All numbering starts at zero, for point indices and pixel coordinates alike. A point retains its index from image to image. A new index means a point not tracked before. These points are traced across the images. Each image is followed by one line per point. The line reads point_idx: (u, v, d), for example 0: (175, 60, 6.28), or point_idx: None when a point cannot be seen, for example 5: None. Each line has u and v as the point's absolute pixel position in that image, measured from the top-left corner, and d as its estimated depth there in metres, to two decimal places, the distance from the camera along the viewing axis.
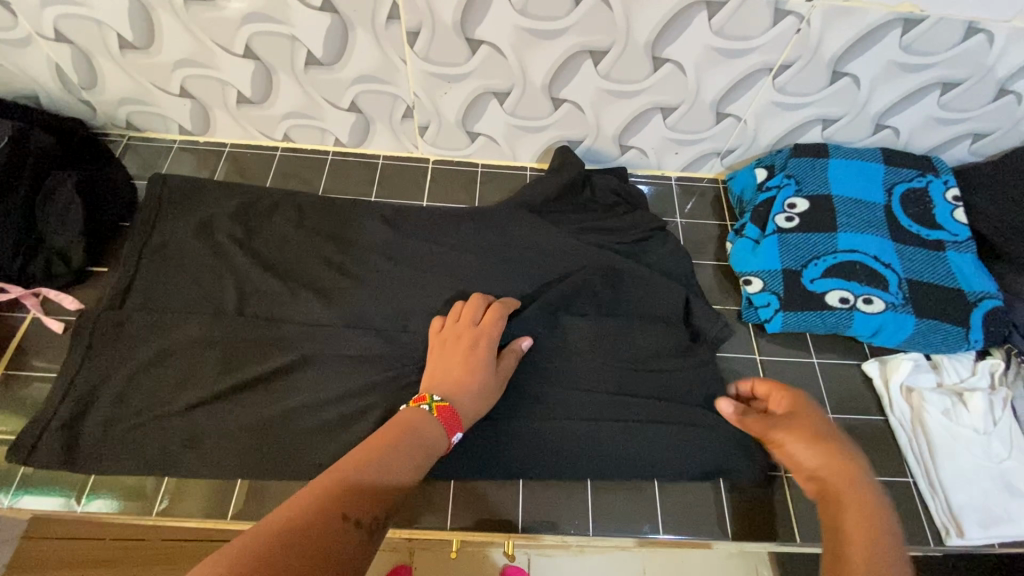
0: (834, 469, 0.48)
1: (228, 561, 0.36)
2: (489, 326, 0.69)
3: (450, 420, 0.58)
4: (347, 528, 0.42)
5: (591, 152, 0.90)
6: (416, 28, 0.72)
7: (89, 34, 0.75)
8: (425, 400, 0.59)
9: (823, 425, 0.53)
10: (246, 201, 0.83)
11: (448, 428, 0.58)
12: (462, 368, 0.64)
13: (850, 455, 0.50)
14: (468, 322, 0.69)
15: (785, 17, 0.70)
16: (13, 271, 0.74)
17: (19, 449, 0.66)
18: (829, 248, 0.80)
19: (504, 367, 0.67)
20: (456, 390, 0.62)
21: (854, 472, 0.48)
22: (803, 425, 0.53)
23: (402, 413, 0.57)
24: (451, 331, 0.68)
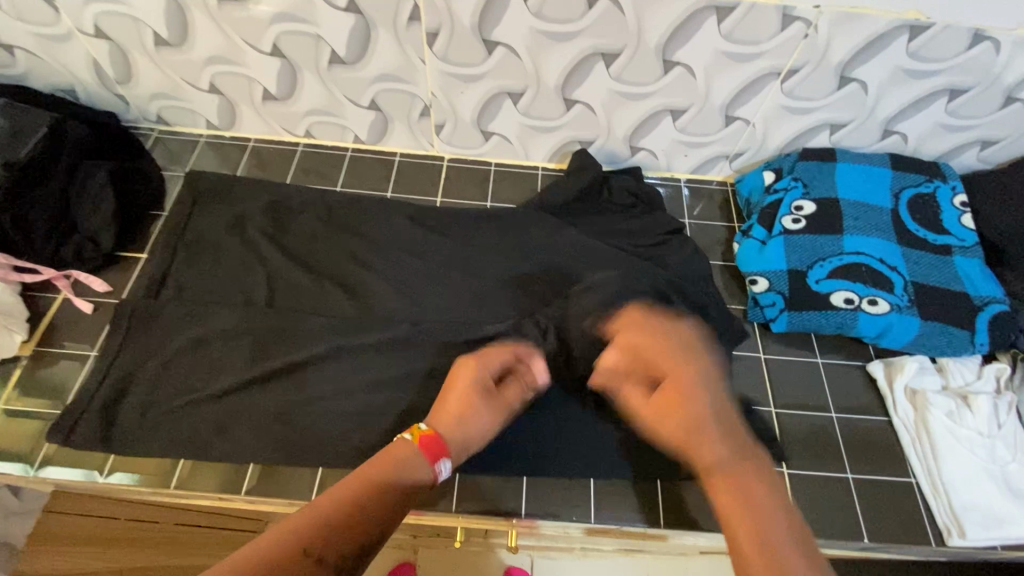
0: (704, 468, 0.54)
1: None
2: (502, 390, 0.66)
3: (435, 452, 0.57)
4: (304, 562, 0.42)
5: (602, 153, 0.93)
6: (435, 29, 0.75)
7: (127, 31, 0.79)
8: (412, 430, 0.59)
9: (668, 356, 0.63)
10: (275, 198, 0.87)
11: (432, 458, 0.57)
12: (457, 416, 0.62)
13: (704, 386, 0.60)
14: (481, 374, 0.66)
15: (792, 23, 0.72)
16: (47, 253, 0.78)
17: (62, 428, 0.69)
18: (834, 250, 0.82)
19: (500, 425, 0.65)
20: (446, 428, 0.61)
21: (705, 415, 0.57)
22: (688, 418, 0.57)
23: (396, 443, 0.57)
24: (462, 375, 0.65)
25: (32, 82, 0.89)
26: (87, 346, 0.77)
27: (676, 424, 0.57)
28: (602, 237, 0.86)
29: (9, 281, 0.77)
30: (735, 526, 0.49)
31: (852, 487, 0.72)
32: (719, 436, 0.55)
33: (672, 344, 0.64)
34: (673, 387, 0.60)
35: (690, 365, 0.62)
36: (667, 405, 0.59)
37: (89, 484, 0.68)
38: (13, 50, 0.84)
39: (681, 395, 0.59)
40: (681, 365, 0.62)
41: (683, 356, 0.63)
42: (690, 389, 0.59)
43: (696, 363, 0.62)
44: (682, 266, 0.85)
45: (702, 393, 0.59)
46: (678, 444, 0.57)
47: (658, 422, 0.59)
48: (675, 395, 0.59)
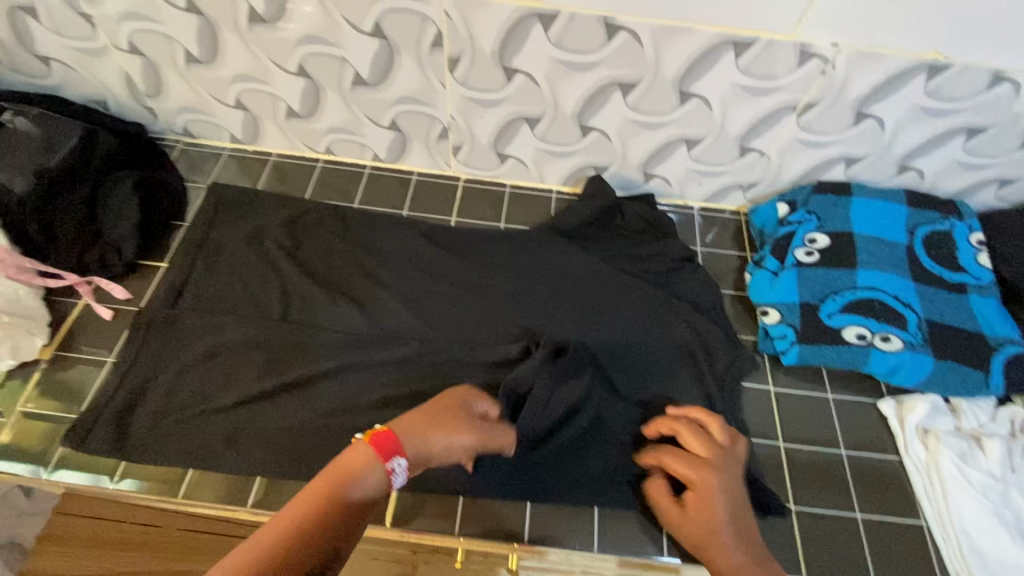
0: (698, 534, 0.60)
1: None
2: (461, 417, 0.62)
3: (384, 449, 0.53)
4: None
5: (617, 179, 0.93)
6: (457, 55, 0.77)
7: (160, 48, 0.82)
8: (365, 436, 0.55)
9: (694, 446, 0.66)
10: (294, 213, 0.88)
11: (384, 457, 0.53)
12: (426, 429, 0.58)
13: (719, 489, 0.61)
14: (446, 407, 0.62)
15: (810, 60, 0.72)
16: (71, 259, 0.80)
17: (78, 433, 0.71)
18: (848, 285, 0.81)
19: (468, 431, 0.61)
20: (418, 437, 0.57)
21: (721, 517, 0.60)
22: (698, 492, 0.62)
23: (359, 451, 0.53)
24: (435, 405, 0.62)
25: (66, 93, 0.92)
26: (104, 352, 0.78)
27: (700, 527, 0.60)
28: (614, 262, 0.87)
29: (33, 285, 0.79)
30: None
31: (860, 527, 0.71)
32: (733, 541, 0.58)
33: (698, 446, 0.66)
34: (694, 491, 0.62)
35: (710, 467, 0.63)
36: (690, 516, 0.61)
37: (98, 489, 0.69)
38: (49, 61, 0.87)
39: (701, 500, 0.62)
40: (703, 467, 0.63)
41: (705, 457, 0.64)
42: (709, 492, 0.61)
43: (714, 461, 0.64)
44: (693, 294, 0.85)
45: (716, 496, 0.61)
46: (693, 544, 0.61)
47: (682, 527, 0.62)
48: (693, 502, 0.62)
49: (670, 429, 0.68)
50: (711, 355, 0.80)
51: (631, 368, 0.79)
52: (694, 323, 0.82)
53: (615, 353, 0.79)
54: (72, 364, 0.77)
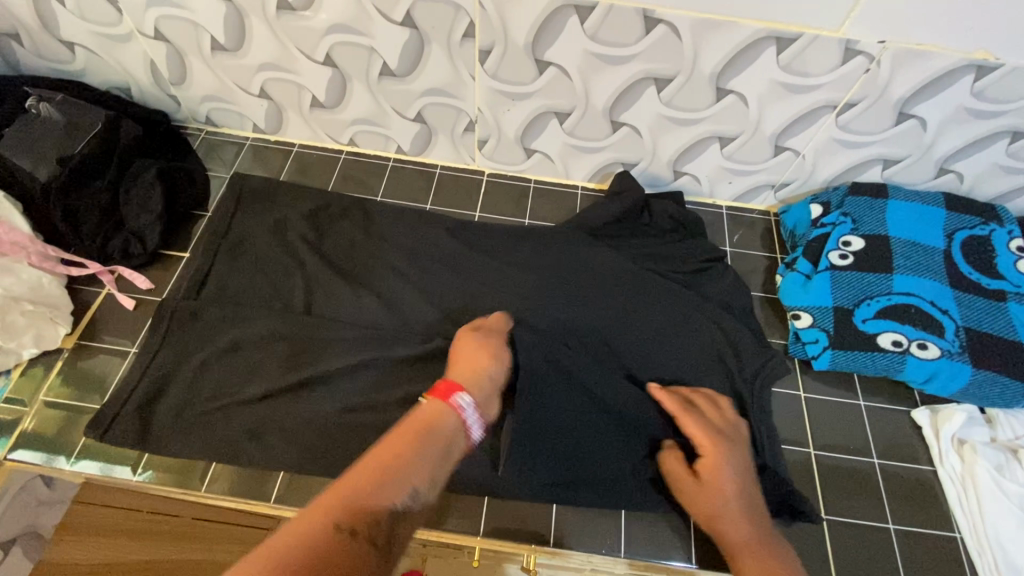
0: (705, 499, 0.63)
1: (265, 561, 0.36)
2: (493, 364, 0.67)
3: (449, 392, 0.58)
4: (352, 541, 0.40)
5: (645, 176, 0.92)
6: (489, 47, 0.75)
7: (186, 35, 0.81)
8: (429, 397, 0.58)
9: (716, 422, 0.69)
10: (317, 205, 0.87)
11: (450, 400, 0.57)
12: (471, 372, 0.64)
13: (728, 458, 0.65)
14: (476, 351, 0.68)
15: (854, 57, 0.70)
16: (94, 248, 0.80)
17: (100, 424, 0.70)
18: (883, 289, 0.79)
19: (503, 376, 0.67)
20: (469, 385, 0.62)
21: (731, 486, 0.63)
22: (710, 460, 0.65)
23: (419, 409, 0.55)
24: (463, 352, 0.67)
25: (89, 79, 0.91)
26: (126, 342, 0.77)
27: (705, 491, 0.64)
28: (641, 261, 0.85)
29: (56, 273, 0.78)
30: (736, 553, 0.57)
31: (892, 538, 0.70)
32: (742, 510, 0.61)
33: (712, 417, 0.69)
34: (706, 455, 0.66)
35: (722, 437, 0.67)
36: (700, 481, 0.65)
37: (121, 480, 0.69)
38: (73, 47, 0.86)
39: (711, 467, 0.65)
40: (716, 435, 0.67)
41: (716, 427, 0.68)
42: (719, 460, 0.65)
43: (726, 434, 0.68)
44: (722, 295, 0.84)
45: (725, 465, 0.65)
46: (702, 514, 0.63)
47: (690, 495, 0.65)
48: (704, 464, 0.65)
49: (693, 398, 0.72)
50: (740, 358, 0.78)
51: (658, 370, 0.77)
52: (722, 325, 0.80)
53: (643, 354, 0.78)
54: (94, 354, 0.76)
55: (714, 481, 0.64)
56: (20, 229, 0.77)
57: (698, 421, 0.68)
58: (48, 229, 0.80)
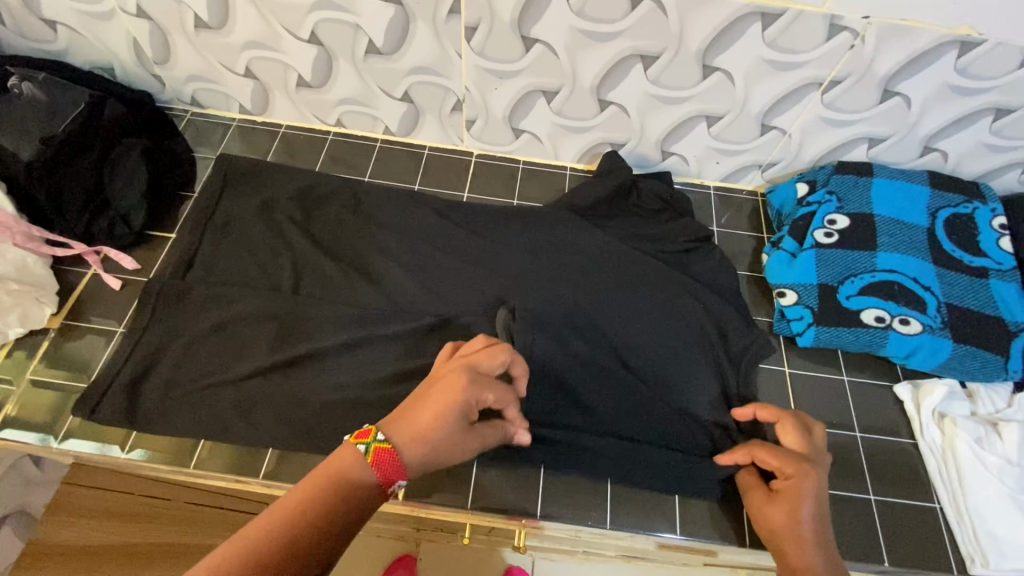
0: (780, 524, 0.59)
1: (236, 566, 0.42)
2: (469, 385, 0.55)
3: (386, 467, 0.49)
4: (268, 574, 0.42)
5: (633, 156, 0.92)
6: (475, 24, 0.74)
7: (169, 13, 0.80)
8: (366, 437, 0.50)
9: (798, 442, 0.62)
10: (304, 185, 0.87)
11: (385, 475, 0.49)
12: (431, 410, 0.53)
13: (814, 483, 0.59)
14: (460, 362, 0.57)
15: (839, 33, 0.70)
16: (79, 228, 0.79)
17: (88, 405, 0.70)
18: (867, 267, 0.80)
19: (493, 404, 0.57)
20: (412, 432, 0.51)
21: (808, 518, 0.58)
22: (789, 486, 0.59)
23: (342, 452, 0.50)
24: (443, 369, 0.57)
25: (72, 59, 0.90)
26: (113, 322, 0.77)
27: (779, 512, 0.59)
28: (629, 241, 0.85)
29: (41, 254, 0.78)
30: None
31: (874, 509, 0.71)
32: (817, 543, 0.56)
33: (793, 442, 0.62)
34: (789, 482, 0.60)
35: (805, 462, 0.60)
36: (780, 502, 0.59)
37: (110, 458, 0.69)
38: (55, 25, 0.85)
39: (792, 490, 0.59)
40: (799, 460, 0.60)
41: (800, 453, 0.61)
42: (804, 485, 0.59)
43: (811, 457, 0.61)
44: (709, 275, 0.84)
45: (810, 491, 0.59)
46: (772, 536, 0.59)
47: (761, 508, 0.61)
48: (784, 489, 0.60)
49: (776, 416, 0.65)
50: (726, 336, 0.79)
51: (644, 347, 0.78)
52: (709, 303, 0.81)
53: (629, 331, 0.79)
54: (80, 334, 0.76)
55: (791, 506, 0.59)
56: (2, 209, 0.76)
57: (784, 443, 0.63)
58: (32, 209, 0.79)
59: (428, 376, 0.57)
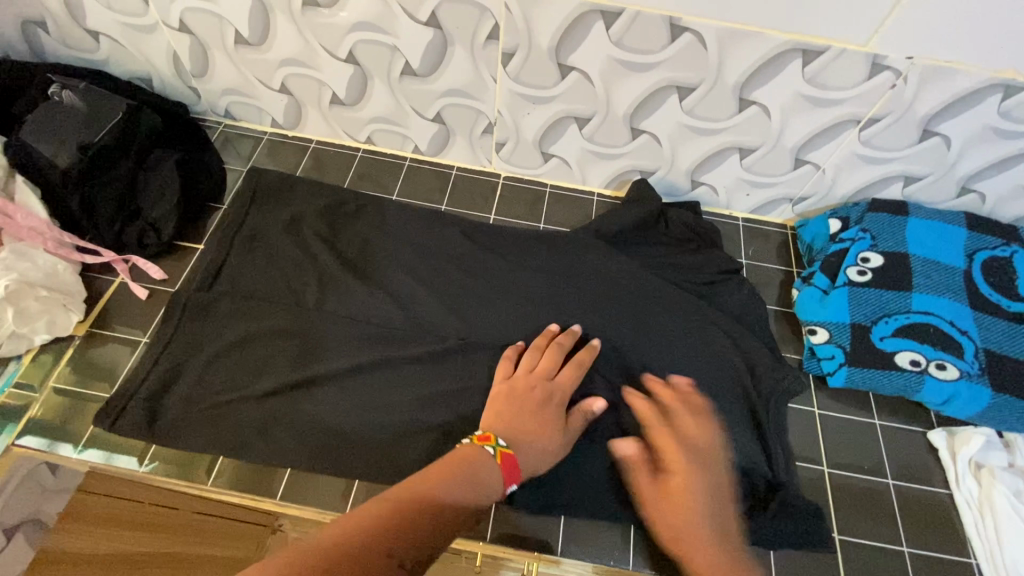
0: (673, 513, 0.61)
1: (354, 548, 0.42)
2: (564, 383, 0.69)
3: (510, 469, 0.59)
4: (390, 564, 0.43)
5: (662, 184, 0.91)
6: (512, 49, 0.74)
7: (210, 28, 0.80)
8: (489, 441, 0.60)
9: (698, 447, 0.66)
10: (333, 201, 0.87)
11: (506, 478, 0.59)
12: (534, 421, 0.65)
13: (695, 478, 0.62)
14: (543, 373, 0.69)
15: (881, 72, 0.69)
16: (110, 236, 0.80)
17: (111, 416, 0.69)
18: (902, 308, 0.78)
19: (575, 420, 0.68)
20: (519, 438, 0.63)
21: (697, 511, 0.60)
22: (671, 477, 0.63)
23: (463, 447, 0.58)
24: (521, 380, 0.69)
25: (112, 68, 0.91)
26: (138, 332, 0.77)
27: (660, 493, 0.63)
28: (657, 270, 0.84)
29: (71, 261, 0.78)
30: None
31: (906, 561, 0.69)
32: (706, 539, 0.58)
33: (701, 444, 0.67)
34: (677, 474, 0.63)
35: (699, 462, 0.64)
36: (666, 498, 0.62)
37: (128, 471, 0.68)
38: (98, 36, 0.86)
39: (678, 483, 0.62)
40: (693, 459, 0.64)
41: (699, 454, 0.65)
42: (690, 480, 0.62)
43: (705, 461, 0.65)
44: (738, 309, 0.83)
45: (689, 483, 0.62)
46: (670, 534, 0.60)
47: (654, 503, 0.63)
48: (672, 481, 0.63)
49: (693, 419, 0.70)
50: (756, 372, 0.77)
51: (671, 381, 0.76)
52: (739, 338, 0.79)
53: (655, 363, 0.77)
54: (105, 343, 0.75)
55: (677, 500, 0.61)
56: (37, 214, 0.77)
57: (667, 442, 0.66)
58: (66, 215, 0.80)
59: (509, 383, 0.69)
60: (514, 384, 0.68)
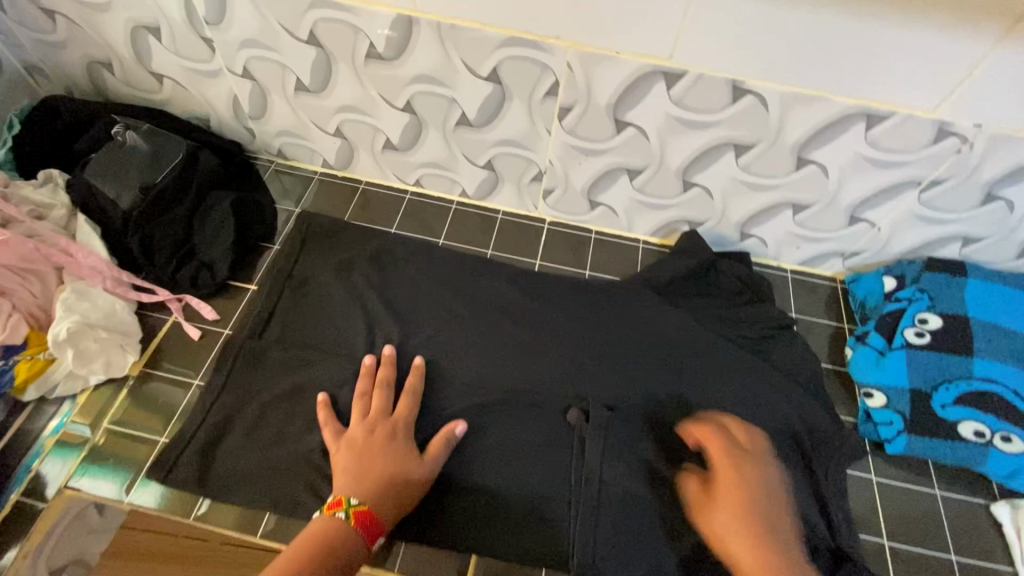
0: (729, 507, 0.60)
1: None
2: (401, 418, 0.70)
3: (368, 526, 0.58)
4: None
5: (710, 235, 0.91)
6: (571, 105, 0.75)
7: (272, 75, 0.82)
8: (341, 505, 0.59)
9: (750, 447, 0.66)
10: (382, 246, 0.88)
11: (369, 534, 0.58)
12: (385, 464, 0.64)
13: (754, 474, 0.63)
14: (380, 412, 0.70)
15: (947, 137, 0.68)
16: (166, 275, 0.81)
17: (164, 461, 0.69)
18: (963, 373, 0.76)
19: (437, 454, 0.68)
20: (381, 489, 0.62)
21: (750, 501, 0.60)
22: (727, 471, 0.63)
23: (316, 520, 0.57)
24: (375, 427, 0.68)
25: (171, 108, 0.94)
26: (190, 374, 0.77)
27: (729, 517, 0.59)
28: (707, 325, 0.83)
29: (128, 299, 0.79)
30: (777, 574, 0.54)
31: None
32: (770, 532, 0.57)
33: (745, 438, 0.68)
34: (732, 469, 0.63)
35: (746, 457, 0.65)
36: (712, 496, 0.62)
37: (179, 521, 0.67)
38: (161, 78, 0.88)
39: (731, 478, 0.62)
40: (742, 455, 0.65)
41: (744, 448, 0.66)
42: (745, 474, 0.62)
43: (753, 454, 0.65)
44: (790, 367, 0.81)
45: (748, 478, 0.62)
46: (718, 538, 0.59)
47: (703, 507, 0.62)
48: (733, 491, 0.61)
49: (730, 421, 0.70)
50: (810, 432, 0.76)
51: None
52: (792, 399, 0.78)
53: None
54: (158, 384, 0.75)
55: (730, 494, 0.61)
56: (98, 253, 0.78)
57: (720, 441, 0.67)
58: (124, 254, 0.81)
59: (362, 427, 0.68)
60: (358, 430, 0.67)
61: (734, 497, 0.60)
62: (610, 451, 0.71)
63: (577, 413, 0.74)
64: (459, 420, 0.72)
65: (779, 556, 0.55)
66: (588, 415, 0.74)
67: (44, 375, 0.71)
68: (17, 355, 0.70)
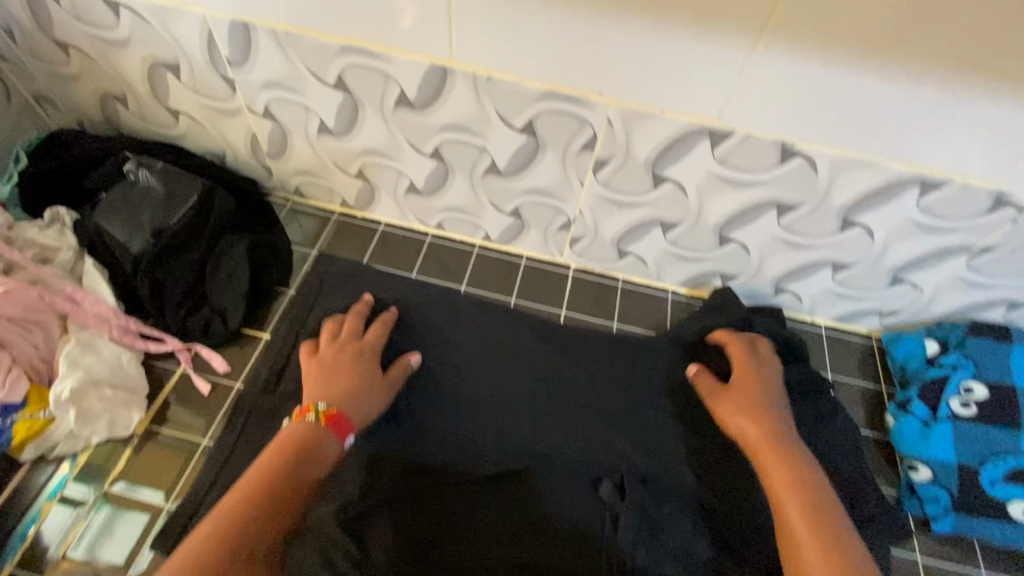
0: (752, 426, 0.67)
1: (229, 524, 0.47)
2: (371, 339, 0.74)
3: (341, 428, 0.60)
4: (240, 561, 0.45)
5: (742, 289, 0.88)
6: (607, 158, 0.71)
7: (295, 117, 0.79)
8: (311, 410, 0.60)
9: (766, 367, 0.74)
10: (403, 295, 0.85)
11: (340, 432, 0.60)
12: (348, 380, 0.67)
13: (760, 388, 0.71)
14: (349, 334, 0.74)
15: (1003, 208, 0.65)
16: (176, 324, 0.77)
17: (169, 532, 0.65)
18: (1012, 448, 0.72)
19: (393, 376, 0.72)
20: (343, 403, 0.64)
21: (777, 418, 0.67)
22: (745, 364, 0.74)
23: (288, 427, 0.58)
24: (338, 347, 0.71)
25: (186, 143, 0.90)
26: (198, 434, 0.72)
27: (738, 411, 0.69)
28: None
29: (135, 349, 0.75)
30: (778, 476, 0.61)
31: None
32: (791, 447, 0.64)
33: (764, 347, 0.77)
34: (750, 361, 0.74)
35: (756, 358, 0.75)
36: (733, 386, 0.73)
37: None
38: (177, 114, 0.85)
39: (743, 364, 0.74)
40: (756, 361, 0.74)
41: (761, 354, 0.76)
42: (767, 374, 0.73)
43: (767, 365, 0.74)
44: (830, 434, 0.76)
45: (759, 393, 0.71)
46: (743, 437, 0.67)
47: (727, 401, 0.71)
48: (747, 429, 0.67)
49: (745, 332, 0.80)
50: (853, 505, 0.72)
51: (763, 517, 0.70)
52: (832, 470, 0.74)
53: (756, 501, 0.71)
54: (162, 446, 0.70)
55: (744, 404, 0.69)
56: (105, 300, 0.74)
57: (742, 344, 0.77)
58: (132, 301, 0.77)
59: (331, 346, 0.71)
60: (331, 348, 0.71)
61: (757, 417, 0.67)
62: (640, 531, 0.66)
63: (610, 486, 0.69)
64: (414, 351, 0.78)
65: (793, 467, 0.61)
66: (622, 489, 0.70)
67: (43, 434, 0.67)
68: (15, 414, 0.66)
